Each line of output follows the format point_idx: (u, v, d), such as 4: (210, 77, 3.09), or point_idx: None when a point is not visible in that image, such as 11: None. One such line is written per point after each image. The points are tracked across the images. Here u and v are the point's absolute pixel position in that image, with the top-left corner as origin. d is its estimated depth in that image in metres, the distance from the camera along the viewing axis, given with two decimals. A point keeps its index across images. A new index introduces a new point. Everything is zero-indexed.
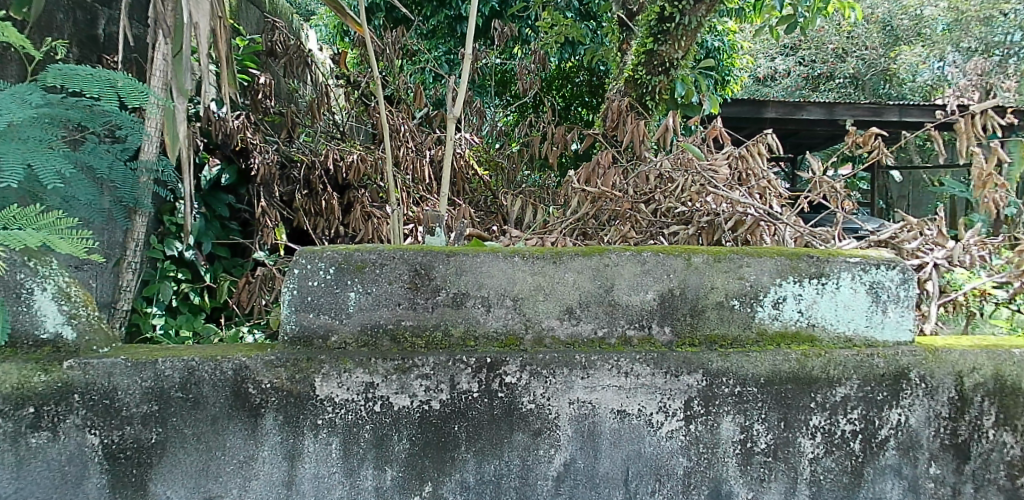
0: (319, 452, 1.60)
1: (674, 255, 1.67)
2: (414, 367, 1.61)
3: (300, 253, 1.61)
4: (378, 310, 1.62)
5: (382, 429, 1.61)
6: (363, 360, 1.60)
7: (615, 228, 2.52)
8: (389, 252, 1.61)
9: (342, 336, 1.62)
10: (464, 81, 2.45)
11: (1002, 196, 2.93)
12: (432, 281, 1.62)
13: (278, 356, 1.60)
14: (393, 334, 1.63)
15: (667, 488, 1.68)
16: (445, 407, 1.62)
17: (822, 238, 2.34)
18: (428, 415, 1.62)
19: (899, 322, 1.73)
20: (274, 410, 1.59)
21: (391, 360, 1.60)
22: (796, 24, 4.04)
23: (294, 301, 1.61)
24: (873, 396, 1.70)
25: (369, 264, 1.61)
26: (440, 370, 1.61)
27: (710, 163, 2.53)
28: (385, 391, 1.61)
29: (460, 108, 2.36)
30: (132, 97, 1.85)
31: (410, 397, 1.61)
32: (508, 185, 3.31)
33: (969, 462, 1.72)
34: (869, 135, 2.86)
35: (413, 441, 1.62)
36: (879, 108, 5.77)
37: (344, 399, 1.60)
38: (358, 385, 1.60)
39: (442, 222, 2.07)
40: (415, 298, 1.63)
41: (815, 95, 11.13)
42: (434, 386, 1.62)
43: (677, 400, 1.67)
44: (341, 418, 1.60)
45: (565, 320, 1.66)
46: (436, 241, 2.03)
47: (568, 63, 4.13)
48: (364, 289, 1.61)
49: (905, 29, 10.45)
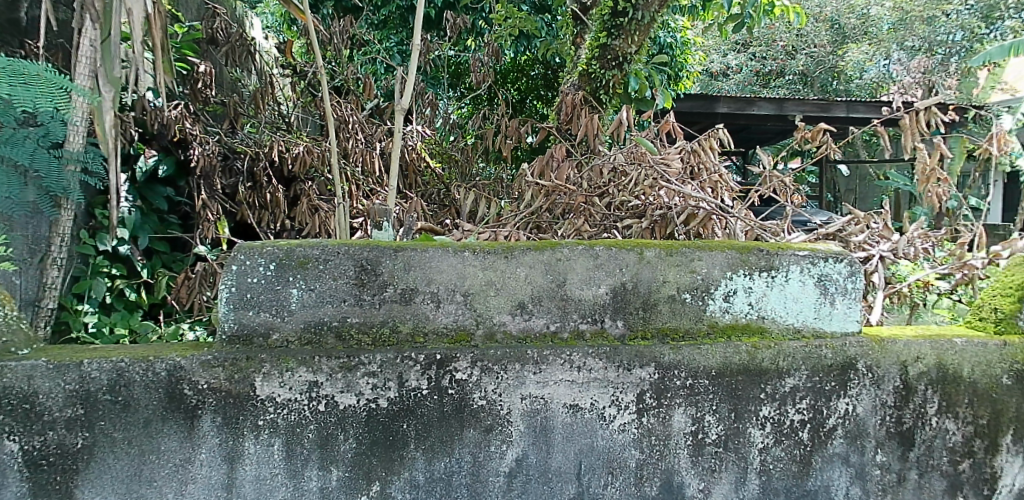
0: (260, 453, 1.56)
1: (626, 249, 1.67)
2: (360, 365, 1.57)
3: (238, 248, 1.55)
4: (322, 307, 1.58)
5: (327, 428, 1.58)
6: (306, 358, 1.56)
7: (568, 222, 2.52)
8: (333, 247, 1.57)
9: (283, 334, 1.58)
10: (413, 71, 2.39)
11: (945, 191, 3.01)
12: (379, 277, 1.59)
13: (216, 355, 1.54)
14: (339, 331, 1.59)
15: (620, 480, 1.69)
16: (394, 406, 1.59)
17: (771, 231, 2.40)
18: (376, 414, 1.59)
19: (846, 313, 1.77)
20: (211, 411, 1.54)
21: (337, 358, 1.57)
22: (742, 24, 4.13)
23: (232, 298, 1.56)
24: (821, 387, 1.74)
25: (312, 259, 1.57)
26: (388, 367, 1.58)
27: (663, 157, 2.54)
28: (330, 390, 1.57)
29: (408, 100, 2.32)
30: (49, 94, 1.81)
31: (356, 396, 1.58)
32: (462, 178, 3.28)
33: (914, 449, 1.78)
34: (818, 131, 2.91)
35: (359, 441, 1.59)
36: (826, 104, 5.91)
37: (287, 399, 1.56)
38: (301, 384, 1.56)
39: (391, 215, 2.04)
40: (362, 294, 1.59)
41: (766, 90, 11.48)
42: (382, 384, 1.58)
43: (629, 393, 1.67)
44: (283, 419, 1.56)
45: (517, 315, 1.64)
46: (385, 237, 2.00)
47: (523, 56, 4.11)
48: (306, 286, 1.57)
49: (851, 28, 10.81)
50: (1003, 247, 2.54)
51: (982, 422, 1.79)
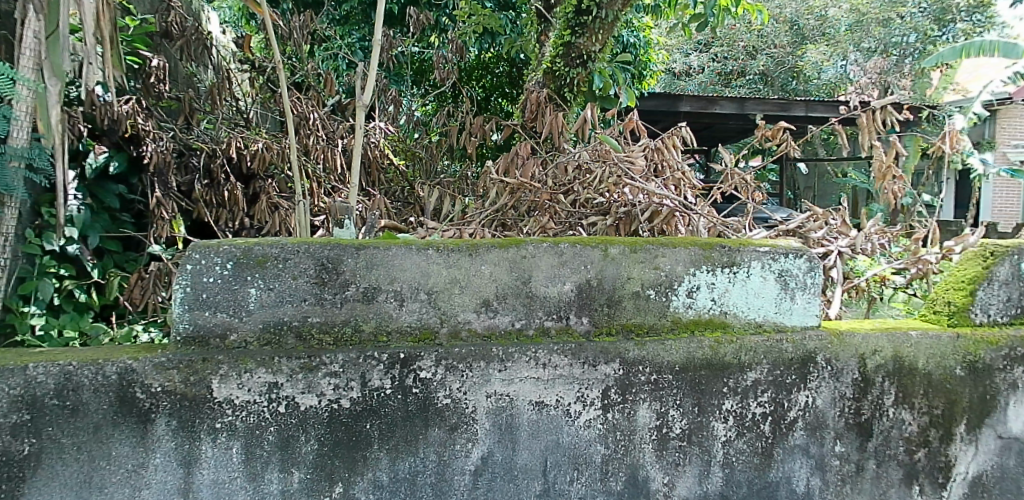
0: (218, 457, 1.53)
1: (591, 246, 1.67)
2: (321, 366, 1.55)
3: (192, 247, 1.51)
4: (282, 307, 1.55)
5: (288, 430, 1.55)
6: (265, 359, 1.53)
7: (534, 220, 2.52)
8: (292, 246, 1.54)
9: (241, 334, 1.55)
10: (374, 67, 2.36)
11: (900, 188, 3.09)
12: (340, 276, 1.57)
13: (170, 357, 1.51)
14: (299, 331, 1.56)
15: (586, 476, 1.70)
16: (356, 406, 1.57)
17: (732, 228, 2.43)
18: (338, 414, 1.57)
19: (805, 308, 1.81)
20: (165, 414, 1.51)
21: (297, 359, 1.54)
22: (706, 22, 4.14)
23: (187, 299, 1.52)
24: (782, 380, 1.77)
25: (270, 258, 1.54)
26: (350, 367, 1.56)
27: (627, 155, 2.56)
28: (290, 391, 1.54)
29: (370, 96, 2.30)
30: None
31: (318, 396, 1.55)
32: (426, 175, 3.25)
33: (872, 439, 1.83)
34: (778, 130, 2.96)
35: (321, 442, 1.57)
36: (786, 104, 6.02)
37: (246, 401, 1.53)
38: (260, 385, 1.53)
39: (353, 214, 2.00)
40: (323, 293, 1.57)
41: (728, 90, 11.74)
42: (344, 384, 1.56)
43: (594, 389, 1.68)
44: (242, 421, 1.53)
45: (481, 312, 1.63)
46: (346, 234, 1.98)
47: (488, 54, 4.10)
48: (265, 285, 1.54)
49: (811, 28, 11.15)
50: (955, 241, 2.62)
51: (937, 412, 1.85)
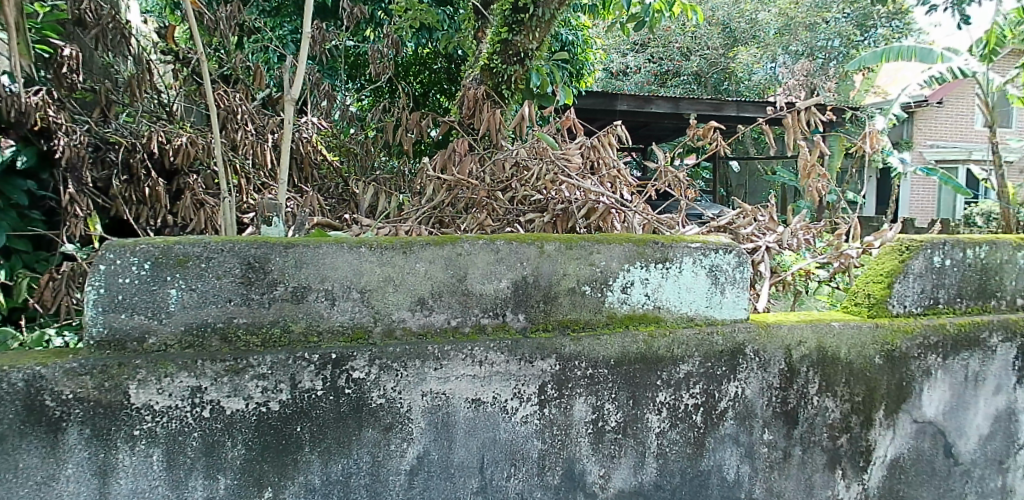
0: (136, 465, 1.47)
1: (527, 243, 1.67)
2: (248, 368, 1.51)
3: (107, 246, 1.45)
4: (205, 308, 1.50)
5: (213, 435, 1.50)
6: (187, 363, 1.48)
7: (471, 216, 2.51)
8: (216, 245, 1.50)
9: (161, 337, 1.49)
10: (304, 58, 2.26)
11: (824, 186, 3.23)
12: (268, 275, 1.52)
13: (82, 362, 1.43)
14: (224, 333, 1.51)
15: (523, 471, 1.70)
16: (286, 408, 1.53)
17: (666, 224, 2.49)
18: (267, 418, 1.52)
19: (735, 301, 1.86)
20: (78, 423, 1.44)
21: (222, 361, 1.49)
22: (643, 23, 4.24)
23: (100, 301, 1.46)
24: (713, 371, 1.83)
25: (192, 258, 1.48)
26: (279, 369, 1.52)
27: (563, 152, 2.58)
28: (215, 395, 1.49)
29: (299, 89, 2.22)
30: None
31: (244, 400, 1.51)
32: (361, 172, 3.17)
33: (797, 426, 1.92)
34: (709, 129, 3.04)
35: (249, 447, 1.52)
36: (719, 104, 6.20)
37: (167, 406, 1.47)
38: (182, 390, 1.48)
39: (280, 212, 1.97)
40: (249, 293, 1.52)
41: (662, 90, 12.27)
42: (273, 386, 1.52)
43: (531, 385, 1.68)
44: (163, 428, 1.48)
45: (416, 311, 1.61)
46: (273, 232, 1.93)
47: (424, 49, 4.11)
48: (187, 285, 1.49)
49: (742, 31, 11.62)
50: (873, 237, 2.77)
51: (858, 399, 1.96)
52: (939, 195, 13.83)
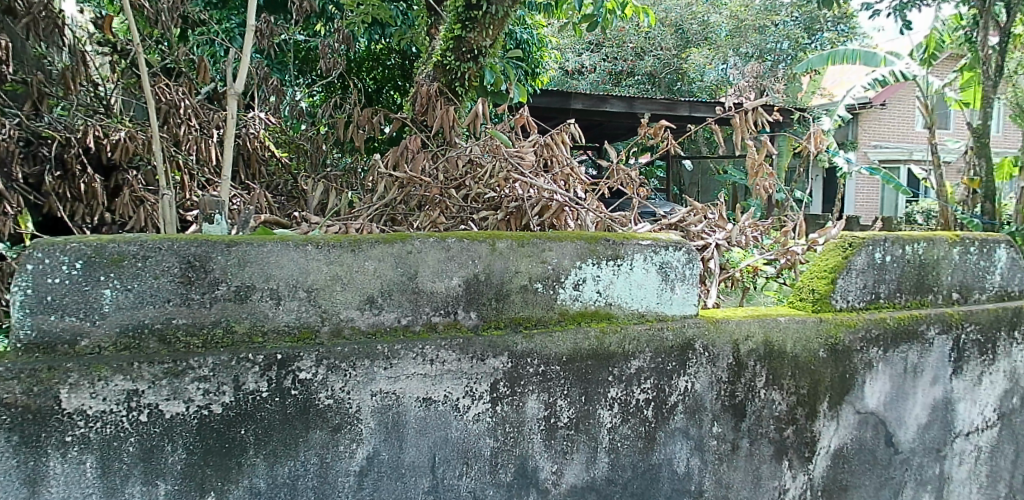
0: (68, 473, 1.42)
1: (478, 240, 1.67)
2: (188, 370, 1.47)
3: (35, 244, 1.40)
4: (142, 308, 1.46)
5: (151, 440, 1.46)
6: (122, 366, 1.43)
7: (424, 214, 2.49)
8: (153, 243, 1.45)
9: (94, 339, 1.44)
10: (248, 50, 2.20)
11: (771, 184, 3.31)
12: (209, 274, 1.48)
13: (8, 367, 1.37)
14: (162, 334, 1.47)
15: (475, 469, 1.70)
16: (229, 411, 1.50)
17: (619, 221, 2.51)
18: (209, 421, 1.49)
19: (684, 298, 1.89)
20: (4, 429, 1.37)
21: (161, 364, 1.45)
22: (596, 23, 4.26)
23: (28, 302, 1.40)
24: (664, 366, 1.85)
25: (128, 256, 1.44)
26: (221, 371, 1.48)
27: (516, 150, 2.58)
28: (153, 399, 1.45)
29: (242, 83, 2.15)
30: None
31: (185, 403, 1.47)
32: (311, 168, 3.13)
33: (745, 419, 1.96)
34: (659, 128, 3.09)
35: (190, 451, 1.48)
36: (671, 104, 6.36)
37: (101, 411, 1.42)
38: (118, 394, 1.43)
39: (222, 209, 1.98)
40: (189, 293, 1.48)
41: (616, 89, 12.48)
42: (215, 388, 1.48)
43: (483, 383, 1.68)
44: (96, 433, 1.43)
45: (365, 310, 1.59)
46: (216, 230, 1.92)
47: (378, 45, 4.09)
48: (122, 286, 1.44)
49: (694, 33, 12.04)
50: (817, 234, 2.87)
51: (803, 391, 2.02)
52: (882, 194, 14.33)
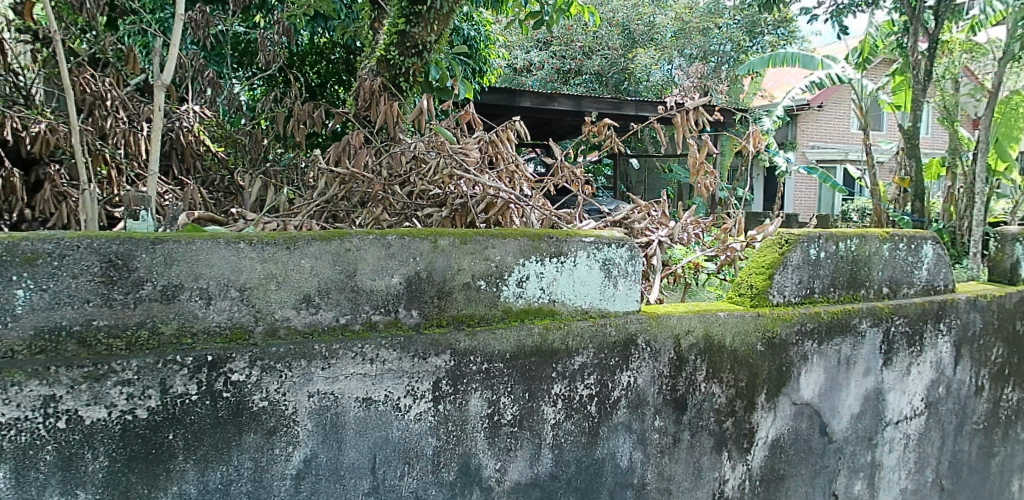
0: None
1: (420, 238, 1.64)
2: (111, 374, 1.41)
3: None
4: (59, 310, 1.39)
5: (70, 448, 1.40)
6: (38, 370, 1.36)
7: (367, 211, 2.46)
8: (71, 241, 1.39)
9: (6, 343, 1.36)
10: (177, 40, 2.12)
11: (712, 182, 3.38)
12: (132, 273, 1.43)
13: None
14: (82, 337, 1.41)
15: (416, 469, 1.68)
16: (155, 415, 1.44)
17: (564, 219, 2.53)
18: (133, 426, 1.43)
19: (627, 294, 1.92)
20: None
21: (80, 367, 1.39)
22: (541, 21, 4.30)
23: None
24: (606, 362, 1.87)
25: (43, 255, 1.37)
26: (147, 374, 1.43)
27: (461, 146, 2.57)
28: (72, 404, 1.39)
29: (171, 73, 2.07)
30: None
31: (107, 408, 1.41)
32: (250, 163, 3.02)
33: (686, 412, 2.00)
34: (603, 126, 3.12)
35: (113, 458, 1.42)
36: (618, 104, 6.54)
37: (14, 418, 1.35)
38: (33, 400, 1.36)
39: (149, 205, 1.90)
40: (111, 293, 1.42)
41: (565, 87, 12.63)
42: (140, 392, 1.43)
43: (425, 382, 1.66)
44: (10, 442, 1.36)
45: (301, 309, 1.55)
46: (141, 226, 1.89)
47: (322, 39, 4.04)
48: (36, 286, 1.37)
49: (640, 33, 12.45)
50: (756, 231, 2.95)
51: (741, 384, 2.08)
52: (820, 193, 14.85)
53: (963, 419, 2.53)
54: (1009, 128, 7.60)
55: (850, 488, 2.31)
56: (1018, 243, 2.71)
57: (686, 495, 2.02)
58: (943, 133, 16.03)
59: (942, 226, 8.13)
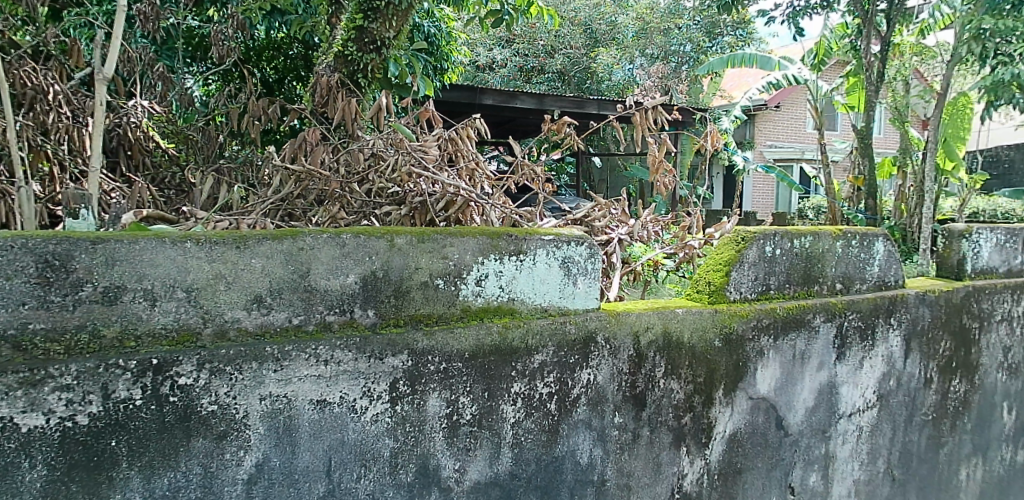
0: None
1: (376, 236, 1.62)
2: (48, 379, 1.36)
3: None
4: None
5: (5, 457, 1.34)
6: None
7: (324, 209, 2.41)
8: (4, 241, 1.33)
9: None
10: (119, 32, 2.05)
11: (670, 181, 3.42)
12: (71, 274, 1.38)
13: None
14: (17, 341, 1.35)
15: (374, 472, 1.66)
16: (97, 422, 1.39)
17: (524, 217, 2.53)
18: (73, 433, 1.38)
19: (586, 291, 1.93)
20: None
21: (15, 373, 1.33)
22: (501, 20, 4.28)
23: None
24: (566, 360, 1.87)
25: None
26: (87, 379, 1.38)
27: (420, 144, 2.54)
28: (7, 411, 1.33)
29: (113, 66, 2.00)
30: None
31: (44, 415, 1.36)
32: (202, 160, 2.96)
33: (645, 409, 2.01)
34: (563, 124, 3.13)
35: (52, 466, 1.37)
36: (580, 102, 6.62)
37: None
38: None
39: (88, 203, 1.87)
40: (48, 295, 1.37)
41: (528, 86, 12.66)
42: (80, 398, 1.38)
43: (381, 383, 1.64)
44: None
45: (252, 310, 1.52)
46: (82, 225, 1.82)
47: (279, 34, 3.97)
48: None
49: (603, 33, 12.56)
50: (713, 229, 2.99)
51: (699, 380, 2.10)
52: (777, 191, 15.15)
53: (912, 410, 2.61)
54: (956, 130, 7.93)
55: (806, 480, 2.36)
56: (964, 240, 2.80)
57: (645, 491, 2.04)
58: (895, 133, 16.49)
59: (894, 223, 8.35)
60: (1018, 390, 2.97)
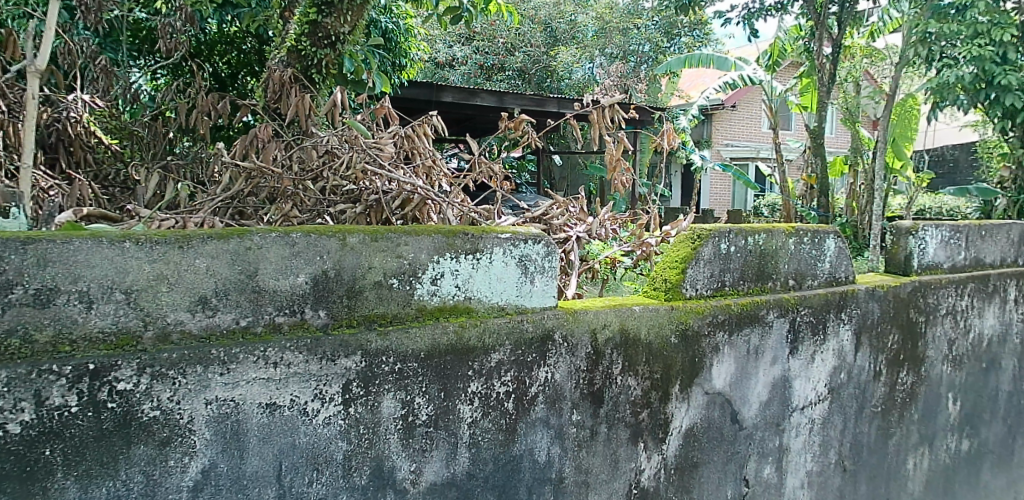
0: None
1: (327, 235, 1.59)
2: None
3: None
4: None
5: None
6: None
7: (276, 207, 2.36)
8: None
9: None
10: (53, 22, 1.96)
11: (627, 179, 3.44)
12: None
13: None
14: None
15: (326, 475, 1.62)
16: (29, 430, 1.34)
17: (482, 215, 2.51)
18: (4, 442, 1.32)
19: (543, 290, 1.92)
20: None
21: None
22: (460, 17, 4.25)
23: None
24: (523, 358, 1.87)
25: None
26: (18, 385, 1.32)
27: (375, 141, 2.51)
28: None
29: (47, 57, 1.92)
30: None
31: None
32: (149, 156, 2.89)
33: (603, 406, 2.02)
34: (520, 122, 3.15)
35: None
36: (540, 100, 6.69)
37: None
38: None
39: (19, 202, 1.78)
40: None
41: (489, 83, 12.65)
42: (11, 406, 1.32)
43: (334, 385, 1.61)
44: None
45: (197, 312, 1.47)
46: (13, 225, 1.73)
47: (231, 27, 3.89)
48: None
49: (563, 32, 12.65)
50: (670, 226, 3.02)
51: (656, 376, 2.11)
52: (734, 189, 15.42)
53: (862, 403, 2.67)
54: (905, 130, 8.22)
55: (760, 472, 2.40)
56: (911, 236, 2.88)
57: (603, 487, 2.05)
58: (846, 133, 16.95)
59: (845, 221, 8.57)
60: (963, 381, 3.07)
